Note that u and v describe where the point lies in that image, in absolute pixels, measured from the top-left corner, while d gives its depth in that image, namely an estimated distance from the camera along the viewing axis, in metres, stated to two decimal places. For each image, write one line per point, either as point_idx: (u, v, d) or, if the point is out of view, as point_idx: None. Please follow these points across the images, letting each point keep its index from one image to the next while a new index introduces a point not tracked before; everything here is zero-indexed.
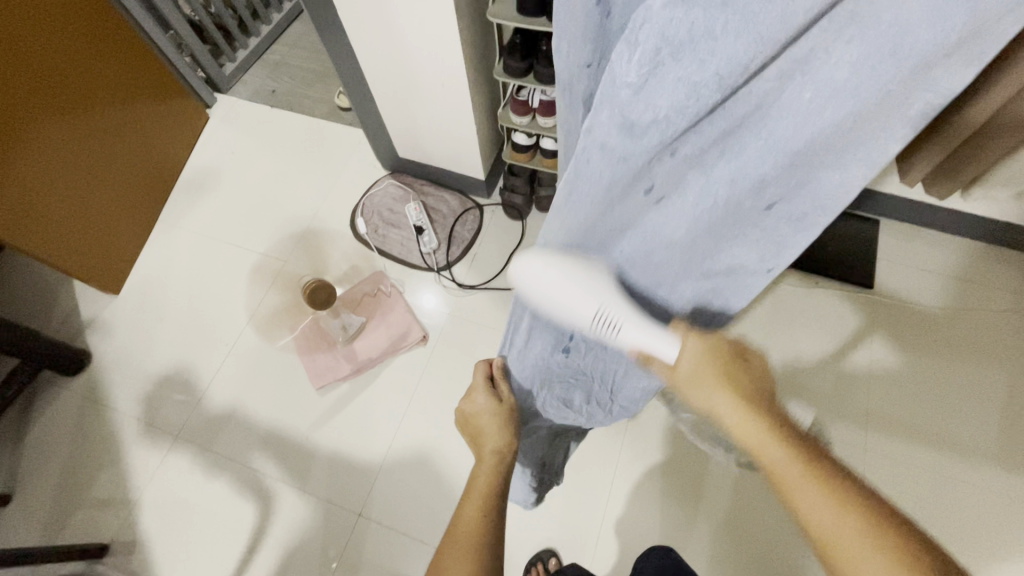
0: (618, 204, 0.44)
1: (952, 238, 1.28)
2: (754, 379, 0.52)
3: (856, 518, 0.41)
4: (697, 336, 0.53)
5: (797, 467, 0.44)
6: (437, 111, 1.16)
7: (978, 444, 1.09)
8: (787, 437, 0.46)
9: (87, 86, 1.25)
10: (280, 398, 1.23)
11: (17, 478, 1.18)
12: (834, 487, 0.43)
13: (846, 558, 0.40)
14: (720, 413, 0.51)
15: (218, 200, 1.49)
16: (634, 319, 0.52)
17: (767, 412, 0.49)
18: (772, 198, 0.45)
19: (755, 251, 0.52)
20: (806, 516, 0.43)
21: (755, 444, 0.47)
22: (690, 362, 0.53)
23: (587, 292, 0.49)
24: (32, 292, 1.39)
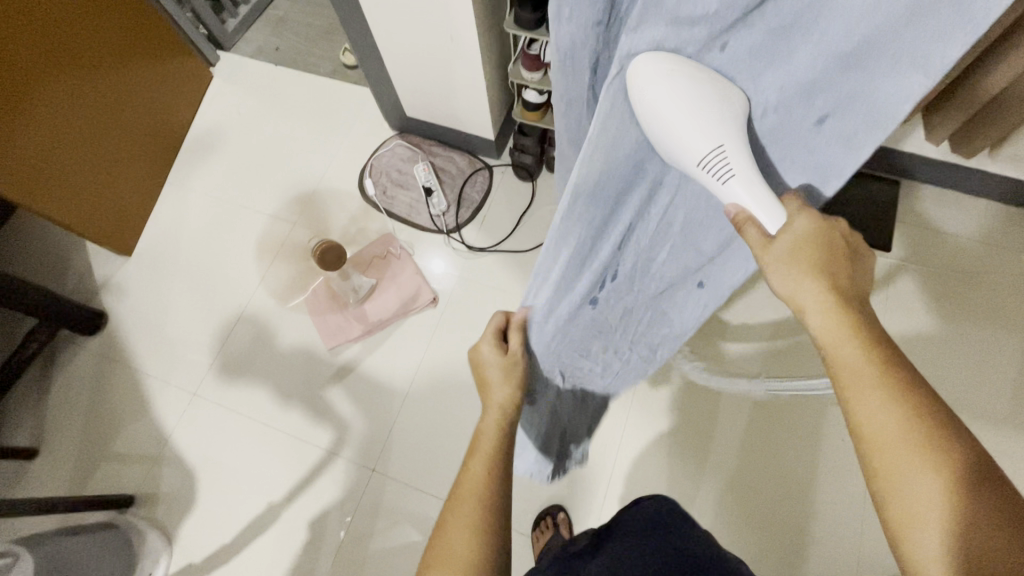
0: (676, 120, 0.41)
1: (974, 200, 1.25)
2: (852, 274, 0.47)
3: (919, 428, 0.41)
4: (809, 214, 0.45)
5: (869, 372, 0.43)
6: (444, 67, 1.13)
7: (988, 407, 1.09)
8: (868, 338, 0.44)
9: (91, 44, 1.23)
10: (295, 358, 1.25)
11: (42, 432, 1.22)
12: (903, 396, 0.42)
13: (898, 461, 0.40)
14: (800, 306, 0.46)
15: (225, 162, 1.48)
16: (752, 172, 0.42)
17: (859, 318, 0.45)
18: (824, 109, 0.41)
19: (802, 178, 0.48)
20: (863, 420, 0.43)
21: (833, 345, 0.45)
22: (793, 237, 0.45)
23: (710, 126, 0.40)
24: (45, 254, 1.40)
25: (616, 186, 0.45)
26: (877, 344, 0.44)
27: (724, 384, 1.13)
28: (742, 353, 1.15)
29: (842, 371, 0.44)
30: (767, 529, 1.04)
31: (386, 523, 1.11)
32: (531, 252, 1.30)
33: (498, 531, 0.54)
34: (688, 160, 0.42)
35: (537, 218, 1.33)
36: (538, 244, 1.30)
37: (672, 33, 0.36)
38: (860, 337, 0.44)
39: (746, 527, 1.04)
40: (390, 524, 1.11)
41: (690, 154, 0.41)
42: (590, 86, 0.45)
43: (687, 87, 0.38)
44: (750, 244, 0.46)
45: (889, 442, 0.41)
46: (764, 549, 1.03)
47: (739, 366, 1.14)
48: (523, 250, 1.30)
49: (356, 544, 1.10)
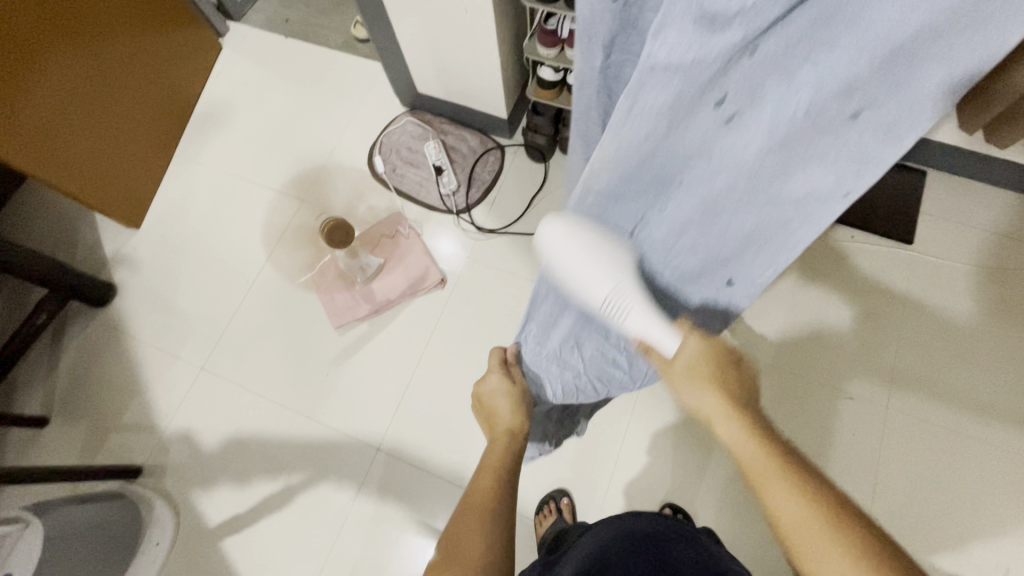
0: (683, 122, 0.39)
1: (1002, 194, 1.21)
2: (744, 383, 0.56)
3: (820, 513, 0.45)
4: (698, 337, 0.56)
5: (772, 467, 0.49)
6: (458, 40, 1.09)
7: (1005, 407, 1.07)
8: (763, 437, 0.51)
9: (100, 9, 1.20)
10: (303, 334, 1.25)
11: (53, 402, 1.24)
12: (802, 486, 0.47)
13: (810, 544, 0.44)
14: (709, 416, 0.55)
15: (234, 135, 1.46)
16: (646, 310, 0.53)
17: (754, 419, 0.53)
18: (859, 104, 0.36)
19: (831, 176, 0.41)
20: (776, 510, 0.48)
21: (739, 447, 0.52)
22: (688, 357, 0.56)
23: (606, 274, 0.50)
24: (55, 224, 1.40)
25: (645, 184, 0.46)
26: (774, 441, 0.51)
27: None
28: (752, 346, 1.14)
29: (748, 462, 0.51)
30: None
31: (388, 503, 1.11)
32: None
33: (502, 533, 0.55)
34: (591, 302, 0.52)
35: (549, 200, 1.30)
36: None
37: (693, 43, 0.32)
38: (759, 437, 0.51)
39: (751, 519, 1.04)
40: (392, 504, 1.11)
41: (595, 296, 0.51)
42: (600, 68, 0.45)
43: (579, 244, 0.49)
44: (658, 363, 0.58)
45: (796, 520, 0.46)
46: (767, 540, 1.02)
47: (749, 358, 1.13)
48: (532, 233, 1.28)
49: (360, 521, 1.10)
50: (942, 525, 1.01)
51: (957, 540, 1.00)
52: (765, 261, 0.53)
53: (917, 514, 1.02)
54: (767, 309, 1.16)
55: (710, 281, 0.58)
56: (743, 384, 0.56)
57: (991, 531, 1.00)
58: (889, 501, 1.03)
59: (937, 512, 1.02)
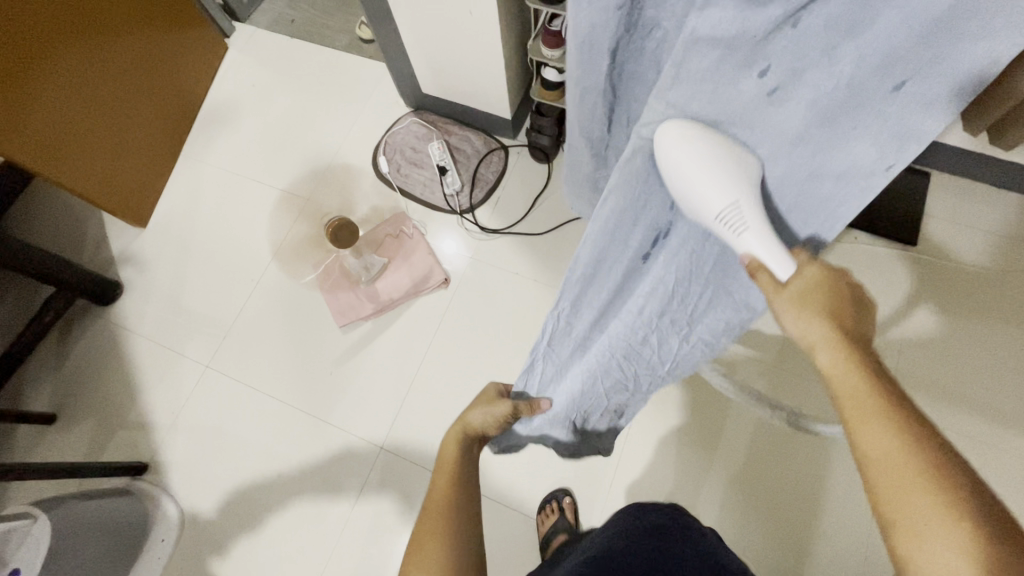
0: (726, 89, 0.40)
1: (1007, 196, 1.21)
2: (859, 319, 0.46)
3: (921, 466, 0.37)
4: (818, 264, 0.47)
5: (875, 403, 0.40)
6: (462, 41, 1.09)
7: (1010, 410, 1.06)
8: (875, 374, 0.42)
9: (108, 12, 1.22)
10: (307, 333, 1.26)
11: (61, 399, 1.25)
12: (911, 435, 0.38)
13: (898, 494, 0.37)
14: (813, 344, 0.45)
15: (239, 135, 1.47)
16: (763, 227, 0.45)
17: (861, 350, 0.44)
18: (901, 76, 0.36)
19: (875, 150, 0.41)
20: (868, 450, 0.39)
21: (839, 379, 0.43)
22: (804, 282, 0.46)
23: (725, 183, 0.43)
24: (62, 223, 1.41)
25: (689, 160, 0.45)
26: (881, 379, 0.42)
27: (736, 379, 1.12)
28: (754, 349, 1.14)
29: (842, 394, 0.42)
30: (772, 521, 1.03)
31: (391, 501, 1.12)
32: (544, 235, 1.28)
33: (467, 523, 0.54)
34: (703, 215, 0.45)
35: (552, 201, 1.31)
36: (552, 228, 1.28)
37: (738, 16, 0.35)
38: (864, 370, 0.42)
39: (752, 519, 1.04)
40: (395, 503, 1.12)
41: (711, 207, 0.44)
42: (607, 70, 0.48)
43: (693, 150, 0.42)
44: (761, 285, 0.48)
45: (894, 462, 0.38)
46: (768, 542, 1.02)
47: (750, 359, 1.13)
48: (535, 233, 1.29)
49: (363, 520, 1.11)
50: None
51: None
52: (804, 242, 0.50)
53: None
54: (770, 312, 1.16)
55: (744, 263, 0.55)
56: (857, 320, 0.46)
57: None
58: None
59: None
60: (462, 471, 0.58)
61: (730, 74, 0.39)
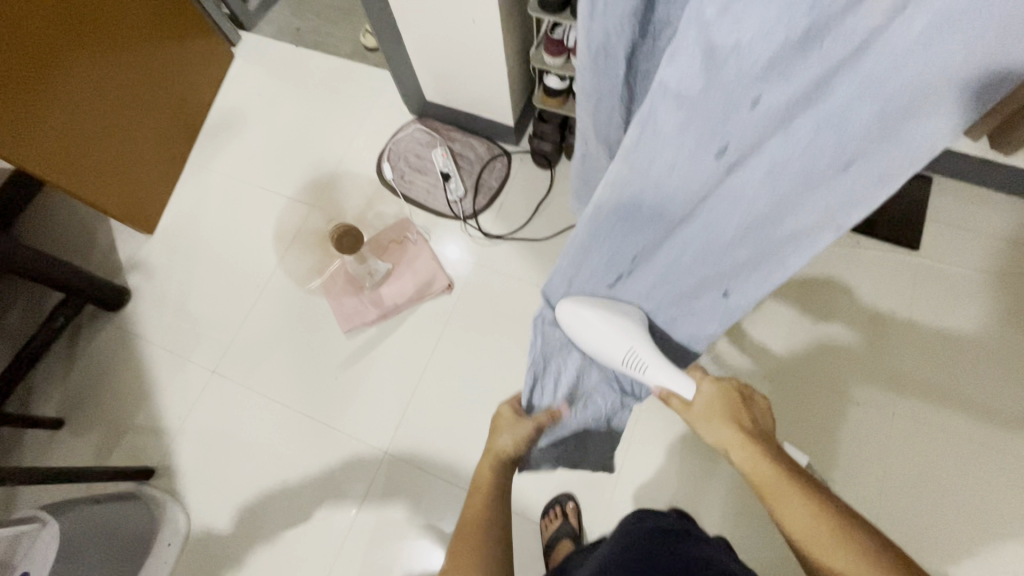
0: (688, 156, 0.41)
1: (1008, 199, 1.21)
2: (754, 419, 0.66)
3: (829, 527, 0.52)
4: (711, 379, 0.68)
5: (783, 484, 0.57)
6: (466, 49, 1.11)
7: (1016, 414, 1.06)
8: (776, 461, 0.60)
9: (115, 22, 1.24)
10: (312, 338, 1.27)
11: (69, 404, 1.26)
12: (815, 502, 0.54)
13: (827, 553, 0.50)
14: (727, 446, 0.64)
15: (245, 142, 1.49)
16: (659, 364, 0.64)
17: (766, 448, 0.61)
18: (849, 156, 0.40)
19: (821, 215, 0.46)
20: (789, 523, 0.54)
21: (753, 470, 0.60)
22: (705, 397, 0.67)
23: (620, 337, 0.63)
24: (71, 230, 1.43)
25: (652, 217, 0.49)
26: (784, 466, 0.59)
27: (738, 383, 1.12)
28: (756, 353, 1.14)
29: (761, 484, 0.58)
30: (776, 526, 1.03)
31: (396, 505, 1.12)
32: (547, 240, 1.29)
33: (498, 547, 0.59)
34: (612, 360, 0.65)
35: (555, 207, 1.32)
36: (555, 233, 1.29)
37: (701, 74, 0.35)
38: (771, 461, 0.59)
39: (756, 523, 1.04)
40: (399, 506, 1.12)
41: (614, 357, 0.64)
42: (623, 77, 0.47)
43: (598, 313, 0.62)
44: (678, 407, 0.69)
45: (809, 529, 0.53)
46: (773, 547, 1.02)
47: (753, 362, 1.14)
48: (538, 238, 1.29)
49: (368, 524, 1.11)
50: (950, 534, 1.00)
51: (966, 547, 0.99)
52: (760, 279, 0.57)
53: (924, 522, 1.01)
54: (773, 316, 1.16)
55: (708, 291, 0.62)
56: (755, 419, 0.66)
57: (1000, 539, 0.99)
58: (895, 509, 1.02)
59: (944, 521, 1.01)
60: (501, 488, 0.67)
61: (692, 149, 0.40)
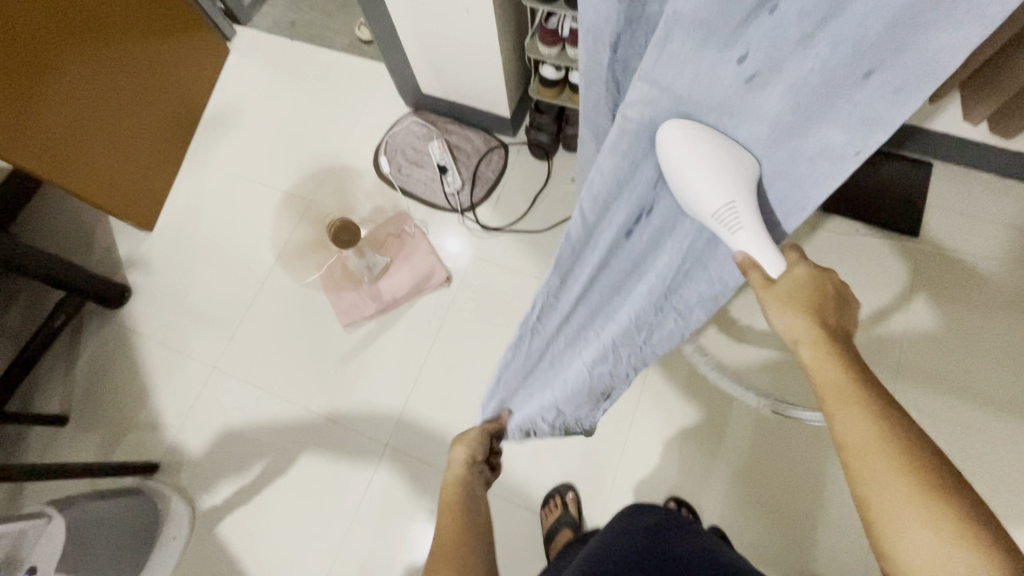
0: (705, 76, 0.41)
1: (1009, 184, 1.20)
2: (840, 314, 0.50)
3: (893, 450, 0.42)
4: (806, 264, 0.51)
5: (851, 394, 0.45)
6: (460, 41, 1.10)
7: (1015, 400, 1.06)
8: (853, 367, 0.46)
9: (110, 19, 1.23)
10: (312, 332, 1.27)
11: (72, 401, 1.27)
12: (883, 420, 0.43)
13: (877, 476, 0.42)
14: (795, 341, 0.50)
15: (242, 137, 1.49)
16: (757, 228, 0.48)
17: (846, 350, 0.48)
18: (868, 66, 0.38)
19: (845, 134, 0.43)
20: (842, 435, 0.44)
21: (818, 372, 0.47)
22: (790, 282, 0.50)
23: (724, 186, 0.46)
24: (70, 228, 1.43)
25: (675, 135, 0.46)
26: (862, 372, 0.46)
27: (739, 372, 1.13)
28: (758, 342, 1.14)
29: (822, 387, 0.47)
30: (776, 514, 1.04)
31: (398, 498, 1.13)
32: (545, 232, 1.29)
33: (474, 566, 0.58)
34: (702, 211, 0.48)
35: (553, 198, 1.31)
36: (553, 225, 1.29)
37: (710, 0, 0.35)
38: (849, 368, 0.46)
39: (756, 512, 1.04)
40: (401, 499, 1.13)
41: (711, 203, 0.47)
42: (609, 65, 0.46)
43: (701, 149, 0.44)
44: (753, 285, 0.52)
45: (869, 448, 0.43)
46: (773, 534, 1.03)
47: (753, 352, 1.14)
48: (536, 230, 1.29)
49: (371, 516, 1.12)
50: None
51: None
52: (779, 213, 0.53)
53: None
54: None
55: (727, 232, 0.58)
56: (841, 316, 0.50)
57: (1000, 524, 0.99)
58: None
59: None
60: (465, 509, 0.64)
61: (712, 57, 0.39)
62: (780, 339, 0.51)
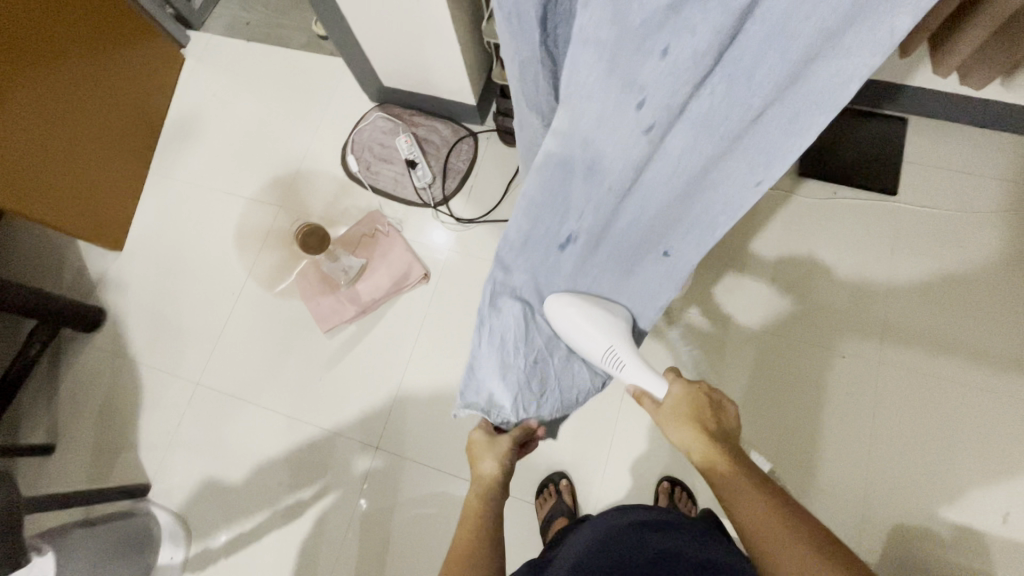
0: (610, 119, 0.42)
1: (985, 133, 1.18)
2: (717, 419, 0.62)
3: (778, 527, 0.51)
4: (682, 382, 0.65)
5: (740, 482, 0.55)
6: (415, 30, 1.06)
7: (999, 351, 1.06)
8: (733, 460, 0.57)
9: (57, 35, 1.18)
10: (292, 338, 1.25)
11: (57, 429, 1.25)
12: (767, 501, 0.53)
13: (773, 555, 0.50)
14: (687, 446, 0.61)
15: (206, 147, 1.45)
16: (637, 362, 0.68)
17: (722, 444, 0.59)
18: (761, 104, 0.43)
19: (751, 164, 0.51)
20: (742, 523, 0.53)
21: (711, 468, 0.58)
22: (672, 401, 0.64)
23: (602, 334, 0.68)
24: (39, 253, 1.40)
25: (584, 164, 0.47)
26: (742, 463, 0.57)
27: (726, 343, 1.12)
28: (744, 314, 1.12)
29: (719, 484, 0.57)
30: None
31: (394, 497, 1.13)
32: None
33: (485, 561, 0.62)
34: (592, 357, 0.69)
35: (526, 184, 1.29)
36: None
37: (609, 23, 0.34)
38: (730, 460, 0.57)
39: None
40: (397, 498, 1.13)
41: (595, 352, 0.68)
42: (540, 42, 0.44)
43: (582, 313, 0.68)
44: (651, 409, 0.67)
45: (762, 530, 0.52)
46: None
47: (738, 322, 1.13)
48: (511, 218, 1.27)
49: (368, 518, 1.12)
50: (942, 477, 1.01)
51: (960, 489, 1.00)
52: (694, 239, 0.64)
53: (916, 464, 1.02)
54: (755, 274, 1.15)
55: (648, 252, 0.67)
56: (718, 421, 0.62)
57: (992, 476, 1.00)
58: (887, 456, 1.03)
59: (935, 462, 1.01)
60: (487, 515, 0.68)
61: (612, 99, 0.40)
62: (676, 447, 0.62)
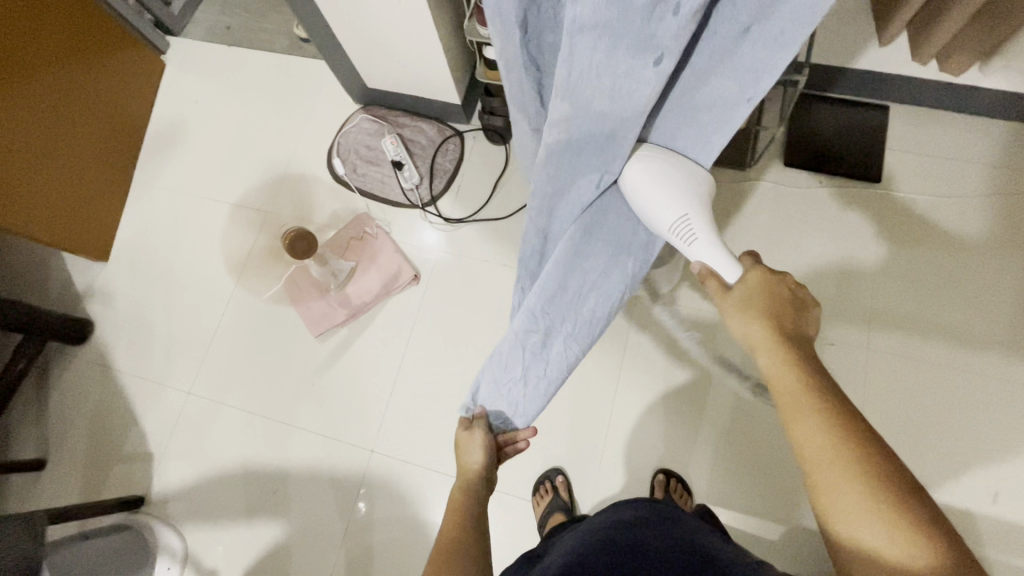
0: (622, 78, 0.44)
1: (966, 118, 1.20)
2: (795, 318, 0.57)
3: (845, 455, 0.48)
4: (759, 270, 0.60)
5: (807, 405, 0.51)
6: (397, 31, 1.05)
7: (985, 334, 1.07)
8: (805, 376, 0.52)
9: (33, 45, 1.16)
10: (283, 344, 1.25)
11: (48, 444, 1.24)
12: (834, 426, 0.49)
13: (833, 482, 0.48)
14: (754, 344, 0.56)
15: (189, 154, 1.44)
16: (710, 236, 0.63)
17: (796, 351, 0.54)
18: (747, 22, 0.43)
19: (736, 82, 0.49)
20: (802, 445, 0.50)
21: (777, 378, 0.54)
22: (744, 290, 0.59)
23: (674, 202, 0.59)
24: (23, 267, 1.39)
25: (598, 129, 0.51)
26: (813, 379, 0.52)
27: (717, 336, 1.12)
28: None
29: (782, 400, 0.53)
30: (762, 473, 1.05)
31: (389, 501, 1.13)
32: (508, 218, 1.26)
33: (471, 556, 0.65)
34: (661, 227, 0.63)
35: (513, 182, 1.29)
36: (516, 210, 1.27)
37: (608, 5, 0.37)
38: (802, 372, 0.52)
39: (745, 473, 1.05)
40: (393, 502, 1.13)
41: (665, 221, 0.61)
42: (524, 46, 0.44)
43: (654, 169, 0.58)
44: (715, 291, 0.62)
45: (820, 457, 0.49)
46: (761, 492, 1.04)
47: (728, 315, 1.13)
48: (500, 217, 1.27)
49: (365, 523, 1.12)
50: (932, 460, 1.02)
51: (950, 472, 1.01)
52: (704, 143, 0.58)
53: (906, 449, 1.03)
54: None
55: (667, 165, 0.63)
56: (796, 321, 0.57)
57: (981, 457, 1.01)
58: None
59: (925, 445, 1.03)
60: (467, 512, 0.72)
61: (622, 60, 0.42)
62: (741, 343, 0.58)
